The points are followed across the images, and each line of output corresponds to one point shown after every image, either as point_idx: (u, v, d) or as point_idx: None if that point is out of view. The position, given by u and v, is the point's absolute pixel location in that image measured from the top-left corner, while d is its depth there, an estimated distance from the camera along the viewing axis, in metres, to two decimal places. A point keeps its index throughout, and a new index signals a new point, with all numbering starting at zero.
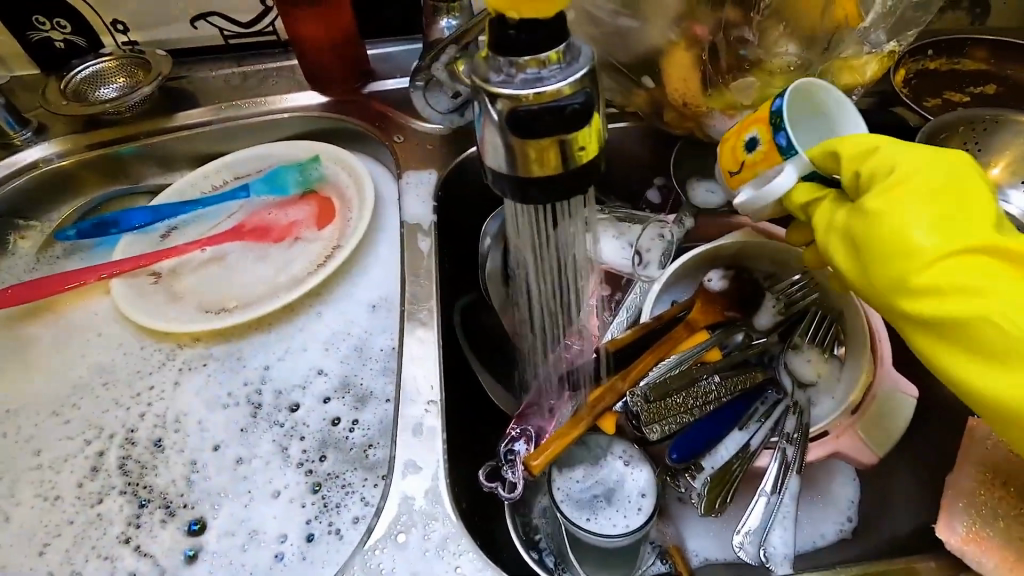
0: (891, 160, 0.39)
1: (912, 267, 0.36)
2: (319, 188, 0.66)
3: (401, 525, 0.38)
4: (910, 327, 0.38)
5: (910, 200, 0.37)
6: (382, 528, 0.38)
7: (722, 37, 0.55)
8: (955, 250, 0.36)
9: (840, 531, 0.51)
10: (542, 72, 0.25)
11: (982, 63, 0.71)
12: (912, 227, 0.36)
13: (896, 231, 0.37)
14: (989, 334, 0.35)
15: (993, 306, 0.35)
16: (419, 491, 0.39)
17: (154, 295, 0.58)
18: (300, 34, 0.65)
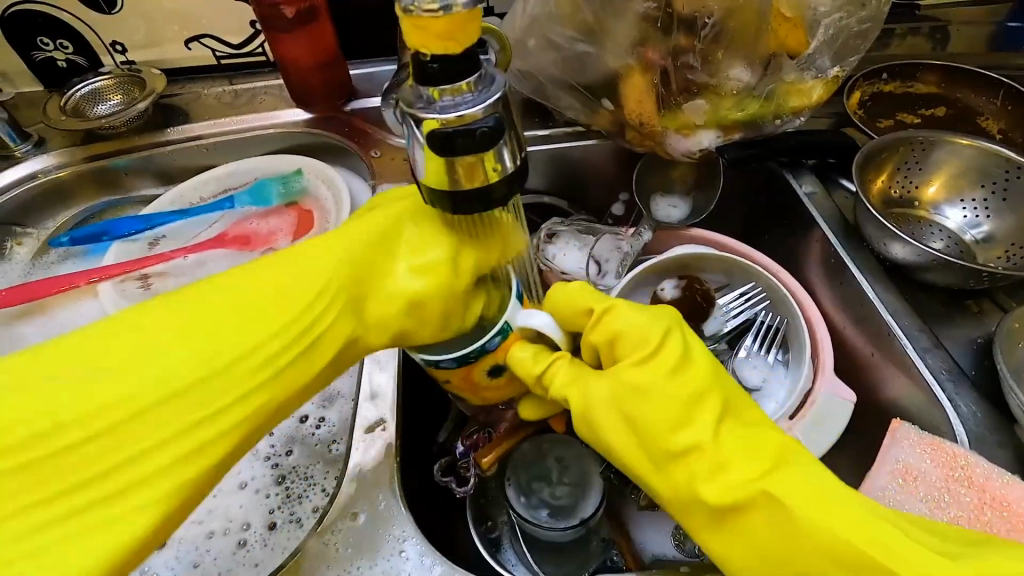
0: (626, 324, 0.40)
1: (657, 421, 0.37)
2: (300, 200, 0.70)
3: (354, 505, 0.41)
4: (644, 452, 0.37)
5: (662, 368, 0.38)
6: (335, 511, 0.41)
7: (672, 62, 0.59)
8: (705, 411, 0.37)
9: None
10: (457, 99, 0.28)
11: (932, 87, 0.75)
12: (672, 396, 0.37)
13: (656, 404, 0.37)
14: (676, 448, 0.36)
15: (714, 451, 0.36)
16: (372, 474, 0.43)
17: (140, 299, 0.61)
18: (285, 55, 0.69)
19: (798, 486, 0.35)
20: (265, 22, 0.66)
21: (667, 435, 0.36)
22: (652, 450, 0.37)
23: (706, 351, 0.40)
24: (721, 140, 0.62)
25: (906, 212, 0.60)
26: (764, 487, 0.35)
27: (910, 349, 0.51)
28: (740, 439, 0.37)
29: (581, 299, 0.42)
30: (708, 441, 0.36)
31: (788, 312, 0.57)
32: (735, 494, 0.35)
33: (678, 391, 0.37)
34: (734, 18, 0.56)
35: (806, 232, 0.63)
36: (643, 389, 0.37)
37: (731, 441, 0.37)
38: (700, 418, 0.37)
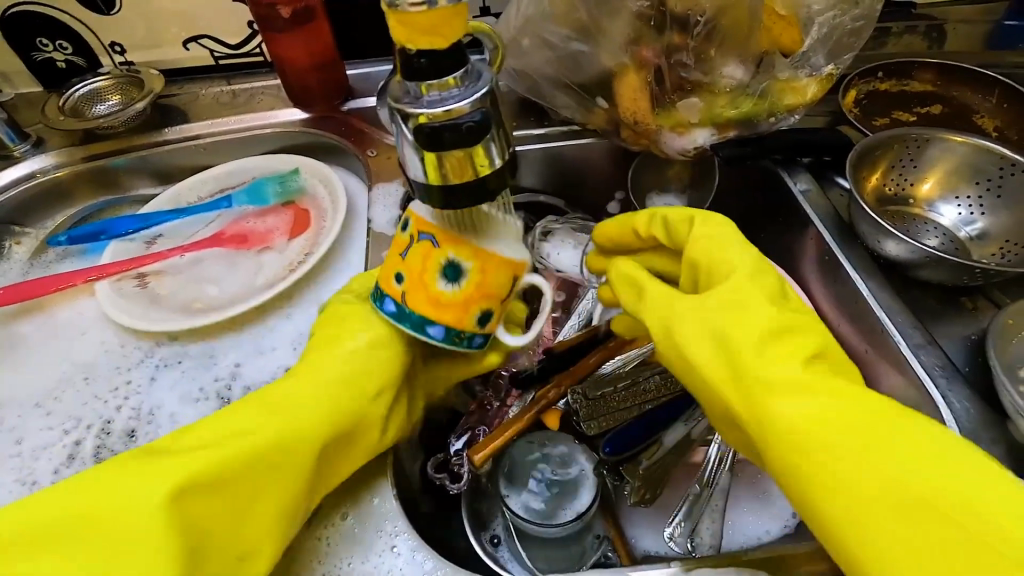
0: (725, 255, 0.43)
1: (746, 347, 0.38)
2: (297, 199, 0.71)
3: (344, 500, 0.42)
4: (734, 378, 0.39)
5: (751, 301, 0.40)
6: (327, 506, 0.41)
7: (666, 61, 0.59)
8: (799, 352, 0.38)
9: (784, 527, 0.51)
10: (444, 94, 0.29)
11: (929, 85, 0.75)
12: (760, 318, 0.39)
13: (742, 323, 0.39)
14: (757, 378, 0.37)
15: (812, 393, 0.37)
16: (366, 470, 0.43)
17: (137, 298, 0.62)
18: (285, 56, 0.70)
19: (911, 448, 0.34)
20: (261, 22, 0.66)
21: (762, 368, 0.38)
22: (745, 375, 0.38)
23: (775, 294, 0.41)
24: (716, 138, 0.62)
25: (901, 209, 0.60)
26: (866, 442, 0.34)
27: (903, 346, 0.50)
28: (837, 389, 0.37)
29: (694, 251, 0.44)
30: (801, 373, 0.37)
31: None
32: (841, 435, 0.35)
33: (775, 349, 0.39)
34: (727, 15, 0.56)
35: (800, 230, 0.63)
36: (727, 302, 0.40)
37: (808, 388, 0.37)
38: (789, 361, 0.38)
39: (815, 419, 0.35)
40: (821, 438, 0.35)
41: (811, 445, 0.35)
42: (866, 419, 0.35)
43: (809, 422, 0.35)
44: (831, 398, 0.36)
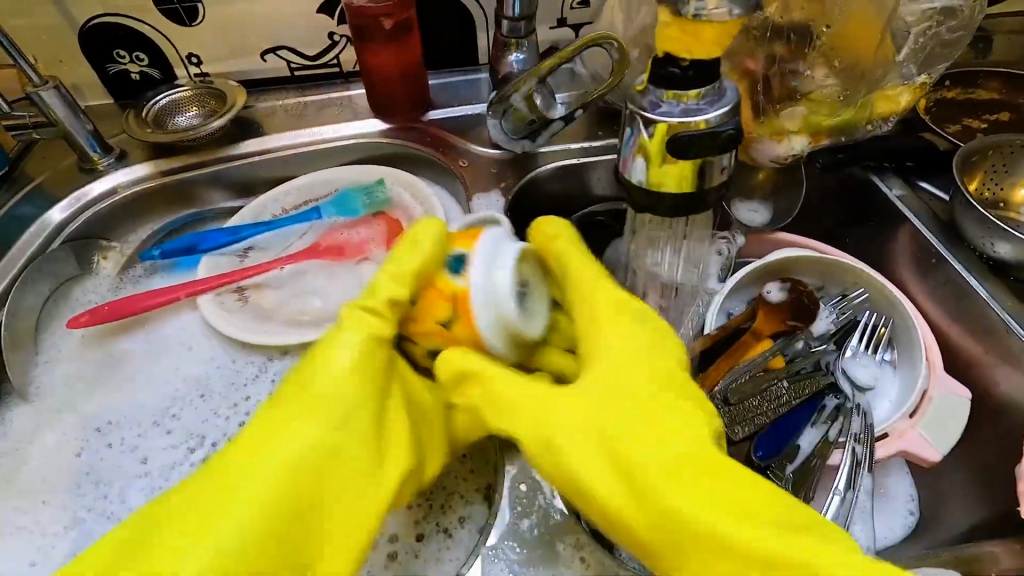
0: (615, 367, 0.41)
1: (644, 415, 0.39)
2: (386, 210, 0.70)
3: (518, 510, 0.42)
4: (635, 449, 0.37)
5: (601, 377, 0.41)
6: (505, 513, 0.41)
7: (773, 69, 0.61)
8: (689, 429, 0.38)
9: (907, 525, 0.55)
10: (694, 106, 0.39)
11: (995, 93, 0.78)
12: (605, 388, 0.40)
13: (624, 403, 0.39)
14: (609, 443, 0.38)
15: (663, 441, 0.37)
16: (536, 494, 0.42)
17: (241, 312, 0.60)
18: (375, 67, 0.69)
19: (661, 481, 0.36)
20: (358, 32, 0.66)
21: (623, 420, 0.39)
22: (616, 435, 0.38)
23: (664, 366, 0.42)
24: (810, 147, 0.63)
25: (995, 213, 0.62)
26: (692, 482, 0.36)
27: None
28: (677, 441, 0.38)
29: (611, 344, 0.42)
30: (652, 439, 0.37)
31: (894, 311, 0.58)
32: (667, 480, 0.36)
33: (667, 417, 0.39)
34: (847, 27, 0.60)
35: (897, 234, 0.65)
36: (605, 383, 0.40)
37: (630, 433, 0.38)
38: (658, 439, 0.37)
39: (679, 458, 0.37)
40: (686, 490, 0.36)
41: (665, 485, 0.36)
42: (673, 450, 0.37)
43: (627, 478, 0.37)
44: (630, 446, 0.37)
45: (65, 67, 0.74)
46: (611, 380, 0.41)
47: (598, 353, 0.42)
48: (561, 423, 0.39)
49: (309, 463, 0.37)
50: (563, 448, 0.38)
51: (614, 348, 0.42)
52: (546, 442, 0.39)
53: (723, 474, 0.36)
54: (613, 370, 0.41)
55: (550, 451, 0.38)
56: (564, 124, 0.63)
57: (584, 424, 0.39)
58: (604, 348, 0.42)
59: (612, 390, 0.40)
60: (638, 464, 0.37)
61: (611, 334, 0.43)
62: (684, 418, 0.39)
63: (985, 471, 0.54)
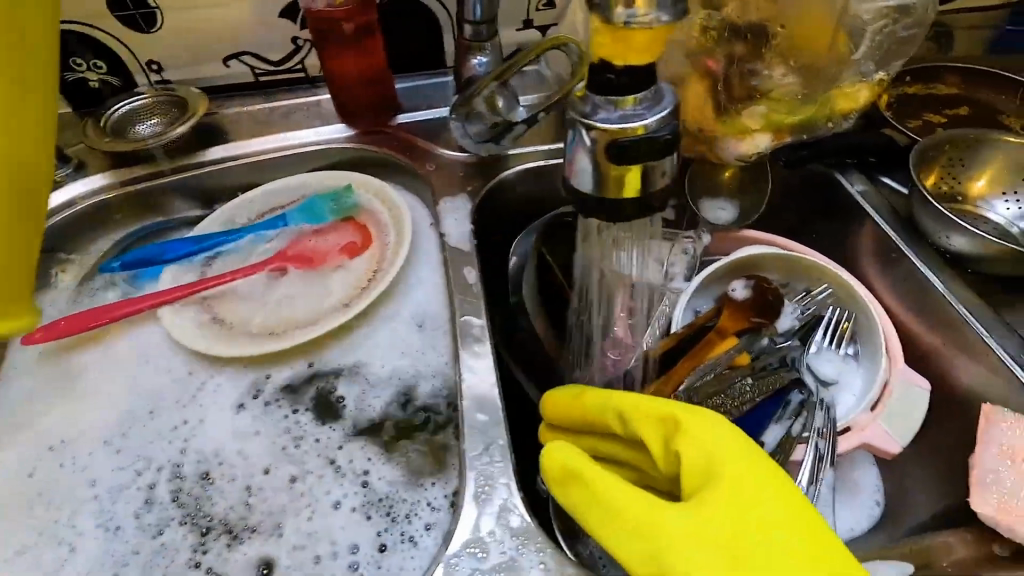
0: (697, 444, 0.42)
1: (734, 483, 0.40)
2: (353, 215, 0.70)
3: (483, 504, 0.42)
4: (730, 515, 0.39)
5: (693, 451, 0.42)
6: (472, 503, 0.42)
7: (733, 69, 0.61)
8: (767, 479, 0.41)
9: (871, 515, 0.55)
10: (635, 110, 0.37)
11: (954, 88, 0.79)
12: (695, 461, 0.42)
13: (719, 478, 0.41)
14: (716, 522, 0.39)
15: (763, 508, 0.39)
16: (496, 503, 0.42)
17: (203, 325, 0.59)
18: (338, 71, 0.69)
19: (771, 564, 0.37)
20: (319, 36, 0.65)
21: (708, 493, 0.40)
22: (718, 509, 0.39)
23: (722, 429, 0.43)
24: (772, 144, 0.64)
25: (955, 207, 0.63)
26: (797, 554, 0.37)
27: (988, 338, 0.54)
28: (779, 504, 0.40)
29: (676, 411, 0.45)
30: (752, 504, 0.39)
31: (857, 307, 0.59)
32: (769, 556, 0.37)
33: (760, 486, 0.40)
34: (800, 28, 0.60)
35: (860, 229, 0.65)
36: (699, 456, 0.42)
37: (722, 498, 0.40)
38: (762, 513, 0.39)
39: (772, 528, 0.38)
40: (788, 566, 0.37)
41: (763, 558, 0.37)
42: (771, 514, 0.39)
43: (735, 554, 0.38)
44: (732, 513, 0.39)
45: None
46: (707, 472, 0.41)
47: (685, 441, 0.43)
48: (665, 512, 0.40)
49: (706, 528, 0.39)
50: (679, 559, 0.38)
51: (701, 437, 0.42)
52: (654, 545, 0.39)
53: (807, 549, 0.38)
54: (705, 460, 0.42)
55: (662, 566, 0.38)
56: (529, 125, 0.61)
57: (695, 528, 0.39)
58: (691, 434, 0.43)
59: (727, 488, 0.40)
60: (744, 565, 0.37)
61: (704, 421, 0.44)
62: (786, 511, 0.39)
63: (947, 462, 0.54)
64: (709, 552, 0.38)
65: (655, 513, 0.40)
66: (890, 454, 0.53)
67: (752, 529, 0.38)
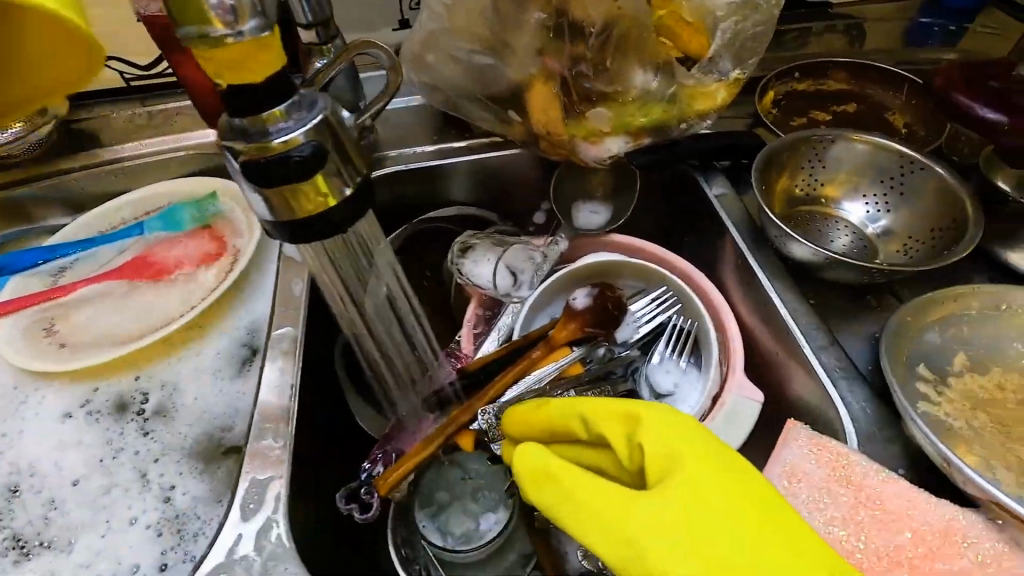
0: (661, 436, 0.38)
1: (703, 473, 0.36)
2: (212, 222, 0.68)
3: (250, 515, 0.41)
4: (705, 513, 0.34)
5: (655, 441, 0.38)
6: (237, 512, 0.41)
7: (570, 72, 0.60)
8: (736, 470, 0.37)
9: None
10: (270, 127, 0.27)
11: (843, 83, 0.76)
12: (659, 454, 0.37)
13: (687, 469, 0.36)
14: (693, 518, 0.34)
15: (737, 503, 0.35)
16: (254, 528, 0.41)
17: (33, 336, 0.59)
18: (188, 78, 0.67)
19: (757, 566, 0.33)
20: (162, 44, 0.64)
21: (676, 487, 0.35)
22: (694, 505, 0.35)
23: (685, 420, 0.39)
24: (631, 146, 0.62)
25: (811, 209, 0.61)
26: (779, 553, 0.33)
27: (806, 348, 0.50)
28: (752, 497, 0.35)
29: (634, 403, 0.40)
30: (728, 499, 0.35)
31: (697, 315, 0.57)
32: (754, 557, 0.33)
33: (729, 480, 0.36)
34: (617, 27, 0.58)
35: (718, 233, 0.63)
36: (665, 448, 0.37)
37: (693, 493, 0.35)
38: (736, 509, 0.35)
39: (755, 523, 0.34)
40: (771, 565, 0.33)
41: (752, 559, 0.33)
42: (748, 508, 0.35)
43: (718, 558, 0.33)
44: (709, 507, 0.34)
45: None
46: (669, 467, 0.37)
47: (641, 437, 0.38)
48: (634, 512, 0.35)
49: (685, 527, 0.34)
50: (655, 556, 0.33)
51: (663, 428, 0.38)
52: (625, 540, 0.34)
53: (789, 545, 0.34)
54: (668, 454, 0.37)
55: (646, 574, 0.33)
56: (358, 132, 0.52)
57: (665, 520, 0.34)
58: (653, 425, 0.39)
59: (693, 479, 0.35)
60: (716, 558, 0.33)
61: (663, 412, 0.40)
62: (746, 498, 0.35)
63: None
64: (691, 555, 0.33)
65: (626, 512, 0.35)
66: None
67: (735, 525, 0.34)
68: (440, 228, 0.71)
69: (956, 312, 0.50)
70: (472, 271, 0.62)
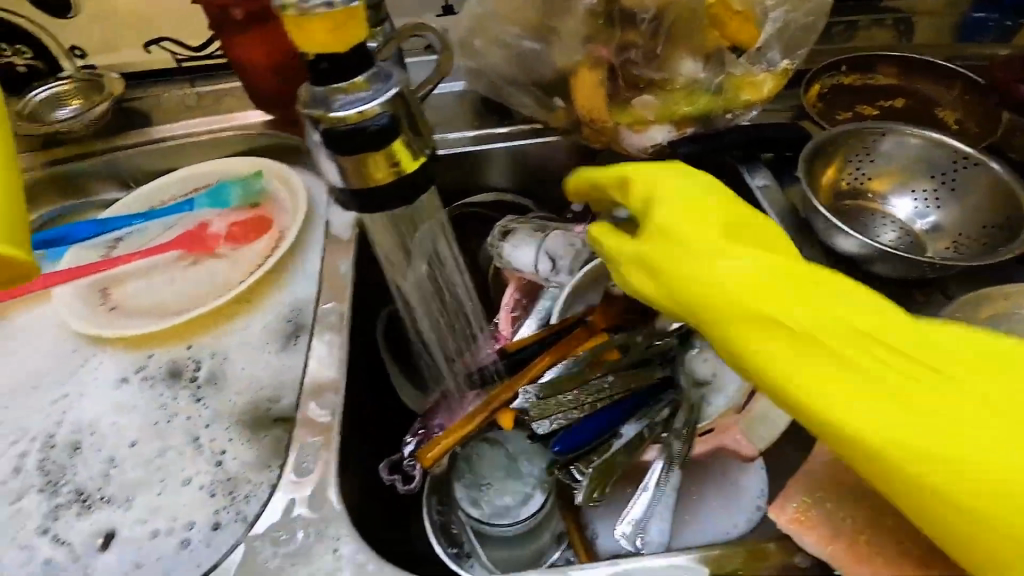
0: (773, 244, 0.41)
1: (821, 276, 0.37)
2: (258, 201, 0.70)
3: (304, 471, 0.43)
4: (822, 310, 0.36)
5: (760, 235, 0.41)
6: (291, 475, 0.43)
7: (619, 58, 0.60)
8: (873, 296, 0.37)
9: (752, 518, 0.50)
10: (351, 96, 0.29)
11: (892, 78, 0.74)
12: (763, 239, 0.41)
13: (813, 272, 0.38)
14: (809, 312, 0.36)
15: (859, 306, 0.36)
16: (306, 492, 0.42)
17: (94, 303, 0.61)
18: (240, 59, 0.69)
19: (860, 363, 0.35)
20: (218, 25, 0.66)
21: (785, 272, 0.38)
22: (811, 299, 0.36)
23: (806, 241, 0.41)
24: (675, 135, 0.62)
25: (859, 204, 0.60)
26: (890, 367, 0.34)
27: None
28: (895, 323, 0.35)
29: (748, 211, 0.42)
30: (852, 299, 0.36)
31: None
32: (858, 353, 0.35)
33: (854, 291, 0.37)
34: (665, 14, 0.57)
35: None
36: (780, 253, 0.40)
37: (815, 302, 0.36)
38: (854, 306, 0.36)
39: (874, 333, 0.35)
40: (874, 366, 0.34)
41: (856, 352, 0.35)
42: (875, 318, 0.36)
43: (818, 338, 0.35)
44: (823, 305, 0.36)
45: None
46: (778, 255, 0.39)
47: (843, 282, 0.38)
48: (733, 268, 0.38)
49: (795, 309, 0.36)
50: (753, 307, 0.37)
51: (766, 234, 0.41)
52: (725, 301, 0.38)
53: (908, 370, 0.34)
54: (779, 252, 0.40)
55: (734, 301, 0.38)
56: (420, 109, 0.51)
57: (771, 300, 0.37)
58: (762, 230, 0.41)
59: (807, 274, 0.37)
60: (821, 333, 0.35)
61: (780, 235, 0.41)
62: (880, 315, 0.36)
63: None
64: (789, 331, 0.36)
65: (728, 280, 0.38)
66: (748, 457, 0.52)
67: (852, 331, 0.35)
68: (477, 212, 0.71)
69: (1007, 310, 0.50)
70: (511, 256, 0.61)
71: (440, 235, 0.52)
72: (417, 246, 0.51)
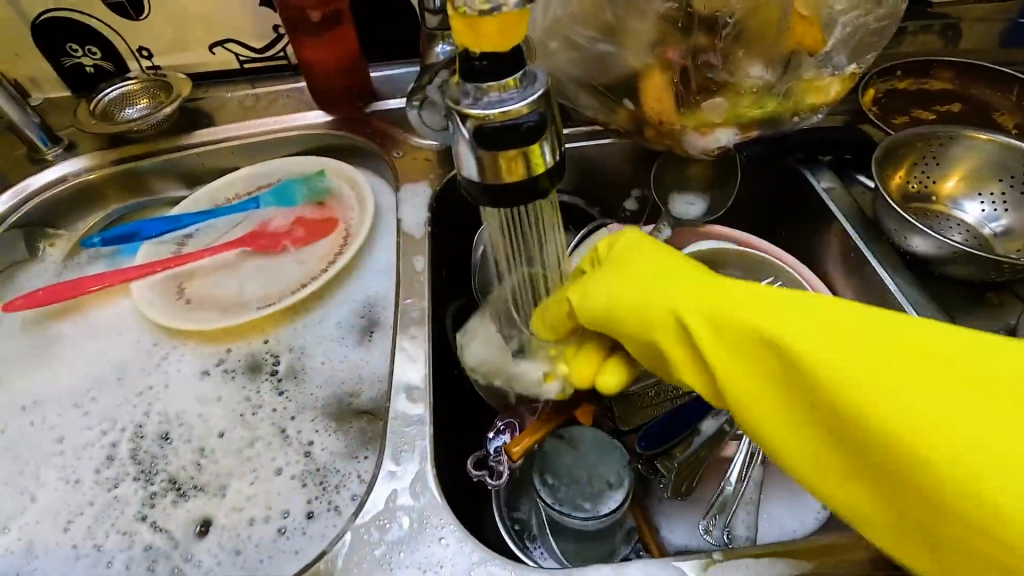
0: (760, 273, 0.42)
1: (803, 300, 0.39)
2: (323, 199, 0.71)
3: (401, 461, 0.44)
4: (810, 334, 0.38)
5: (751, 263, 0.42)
6: (390, 465, 0.44)
7: (692, 61, 0.60)
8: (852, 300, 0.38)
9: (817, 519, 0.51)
10: (503, 95, 0.32)
11: (947, 83, 0.75)
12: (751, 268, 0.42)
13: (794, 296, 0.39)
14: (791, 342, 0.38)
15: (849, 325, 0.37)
16: (407, 483, 0.43)
17: (170, 298, 0.62)
18: (307, 58, 0.70)
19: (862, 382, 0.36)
20: (290, 26, 0.67)
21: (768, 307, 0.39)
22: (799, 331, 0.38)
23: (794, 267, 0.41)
24: (739, 138, 0.63)
25: (926, 207, 0.61)
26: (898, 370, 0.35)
27: None
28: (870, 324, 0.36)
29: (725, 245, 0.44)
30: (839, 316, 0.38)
31: None
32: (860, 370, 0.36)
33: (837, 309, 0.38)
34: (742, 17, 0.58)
35: (825, 228, 0.63)
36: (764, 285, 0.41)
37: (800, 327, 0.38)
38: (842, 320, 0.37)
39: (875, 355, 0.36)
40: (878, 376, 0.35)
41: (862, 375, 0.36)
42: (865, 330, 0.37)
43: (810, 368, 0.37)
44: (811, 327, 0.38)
45: (22, 61, 0.77)
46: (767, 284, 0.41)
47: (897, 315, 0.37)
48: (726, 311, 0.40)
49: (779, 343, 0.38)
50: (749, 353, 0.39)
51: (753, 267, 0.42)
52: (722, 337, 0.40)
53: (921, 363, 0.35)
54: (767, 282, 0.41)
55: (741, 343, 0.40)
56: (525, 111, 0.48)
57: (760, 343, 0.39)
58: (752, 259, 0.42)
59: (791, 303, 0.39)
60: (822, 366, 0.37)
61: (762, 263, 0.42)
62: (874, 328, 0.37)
63: None
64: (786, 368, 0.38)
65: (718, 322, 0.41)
66: None
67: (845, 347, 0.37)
68: None
69: None
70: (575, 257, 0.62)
71: (551, 238, 0.48)
72: (524, 242, 0.48)
